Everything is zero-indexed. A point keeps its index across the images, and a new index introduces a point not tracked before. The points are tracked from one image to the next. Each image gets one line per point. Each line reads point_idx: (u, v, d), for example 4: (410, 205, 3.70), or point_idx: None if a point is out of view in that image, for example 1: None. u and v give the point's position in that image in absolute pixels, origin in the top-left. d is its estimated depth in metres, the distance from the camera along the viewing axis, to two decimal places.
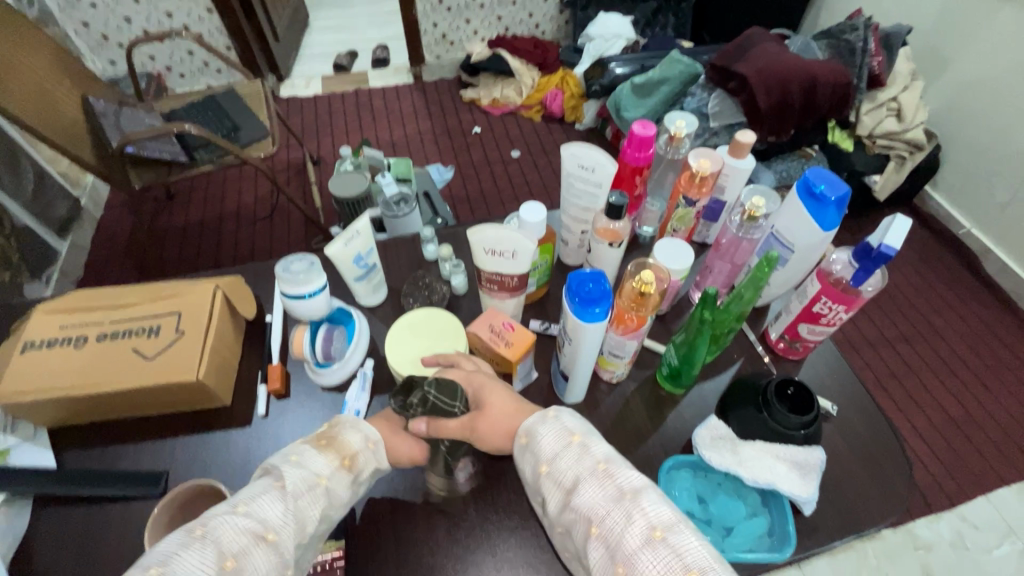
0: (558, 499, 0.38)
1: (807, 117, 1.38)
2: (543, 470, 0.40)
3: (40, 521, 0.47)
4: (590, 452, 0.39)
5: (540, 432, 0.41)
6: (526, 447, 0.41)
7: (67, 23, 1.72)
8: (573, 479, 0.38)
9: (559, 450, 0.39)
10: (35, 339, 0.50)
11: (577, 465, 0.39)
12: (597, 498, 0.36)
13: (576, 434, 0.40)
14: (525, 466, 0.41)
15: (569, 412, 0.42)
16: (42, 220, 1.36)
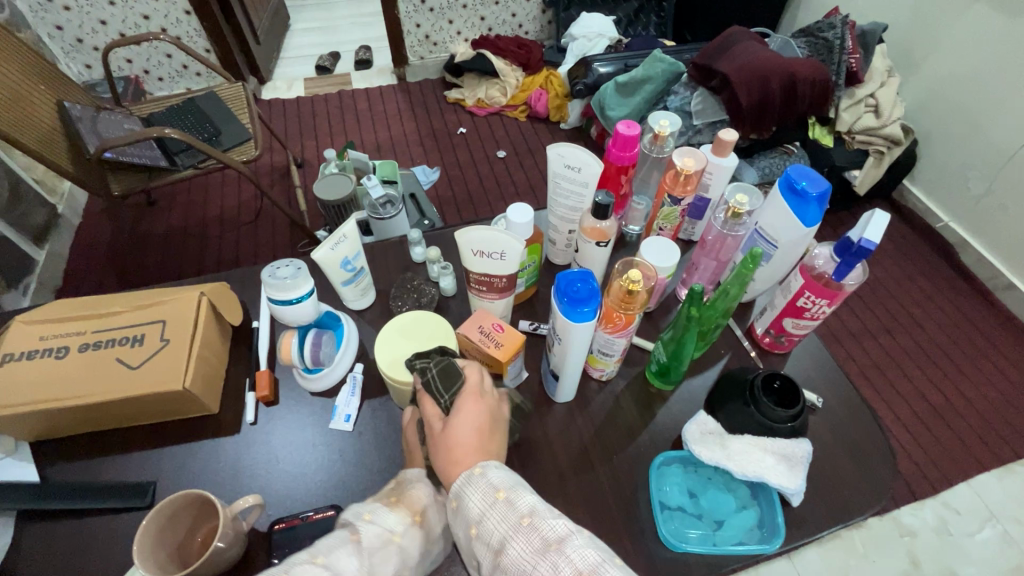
0: (489, 559, 0.37)
1: (788, 114, 1.40)
2: (472, 532, 0.38)
3: (24, 536, 0.46)
4: (515, 505, 0.38)
5: (466, 493, 0.39)
6: (456, 508, 0.40)
7: (40, 27, 1.68)
8: (501, 539, 0.37)
9: (485, 511, 0.38)
10: (14, 351, 0.49)
11: (505, 522, 0.37)
12: (527, 554, 0.35)
13: (500, 489, 0.38)
14: (458, 528, 0.40)
15: (497, 467, 0.40)
16: (18, 228, 1.33)
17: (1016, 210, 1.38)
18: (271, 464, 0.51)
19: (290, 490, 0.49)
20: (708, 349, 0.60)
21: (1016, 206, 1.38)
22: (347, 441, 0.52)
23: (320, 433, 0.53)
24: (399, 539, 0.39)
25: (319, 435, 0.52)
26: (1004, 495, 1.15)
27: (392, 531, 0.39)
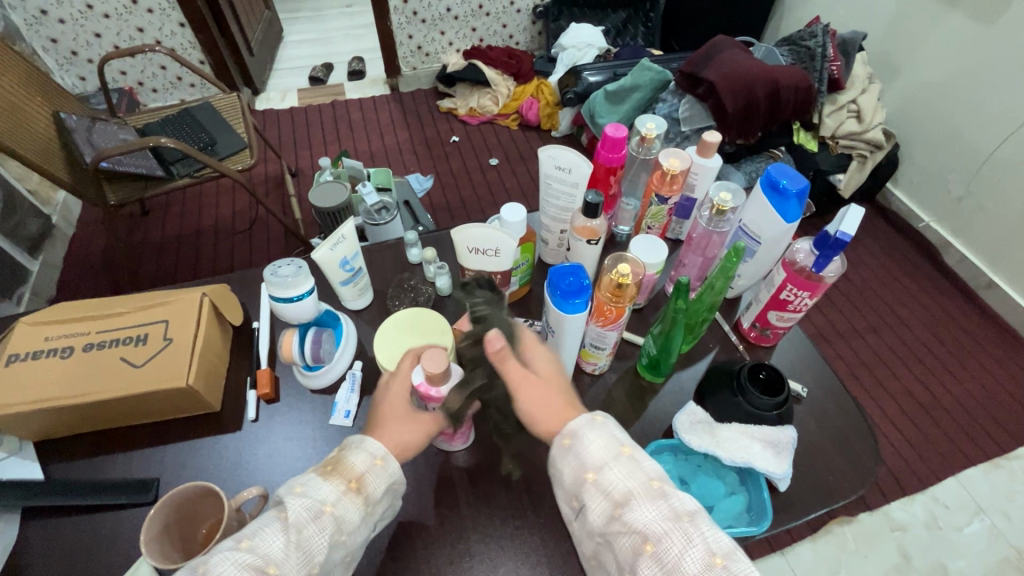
0: (603, 511, 0.38)
1: (772, 120, 1.44)
2: (589, 477, 0.39)
3: (29, 533, 0.47)
4: (641, 465, 0.39)
5: (587, 438, 0.41)
6: (569, 450, 0.41)
7: (35, 40, 1.69)
8: (624, 492, 0.38)
9: (610, 459, 0.39)
10: (19, 352, 0.50)
11: (631, 478, 0.38)
12: (653, 516, 0.36)
13: (626, 447, 0.40)
14: (565, 470, 0.41)
15: (614, 421, 0.42)
16: (12, 238, 1.33)
17: (995, 210, 1.42)
18: (273, 460, 0.52)
19: None
20: (697, 343, 0.62)
21: (995, 206, 1.42)
22: (347, 436, 0.53)
23: (320, 428, 0.54)
24: (334, 501, 0.40)
25: (320, 431, 0.54)
26: (991, 489, 1.17)
27: (324, 501, 0.40)
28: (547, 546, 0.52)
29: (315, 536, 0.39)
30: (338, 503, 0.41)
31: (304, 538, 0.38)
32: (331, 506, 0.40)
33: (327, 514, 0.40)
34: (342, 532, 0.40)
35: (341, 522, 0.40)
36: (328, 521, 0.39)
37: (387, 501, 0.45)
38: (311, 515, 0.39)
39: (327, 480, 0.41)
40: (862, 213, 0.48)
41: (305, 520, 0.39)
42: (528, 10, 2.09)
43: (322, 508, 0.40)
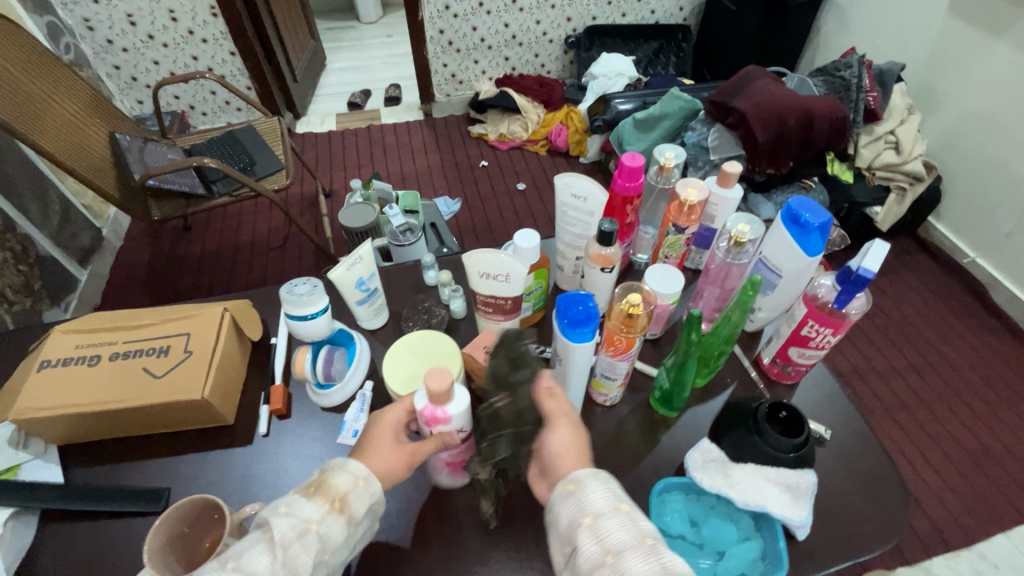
0: (592, 555, 0.36)
1: (805, 149, 1.40)
2: (585, 522, 0.38)
3: (45, 535, 0.49)
4: (638, 519, 0.38)
5: (589, 486, 0.40)
6: (568, 496, 0.40)
7: (100, 66, 1.83)
8: (618, 542, 0.36)
9: (609, 509, 0.38)
10: (51, 358, 0.53)
11: (625, 532, 0.37)
12: (645, 572, 0.34)
13: (625, 503, 0.39)
14: (562, 514, 0.40)
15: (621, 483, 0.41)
16: (65, 249, 1.43)
17: None
18: (280, 477, 0.52)
19: None
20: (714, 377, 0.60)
21: None
22: None
23: (328, 447, 0.54)
24: (318, 520, 0.40)
25: (328, 449, 0.54)
26: None
27: (309, 520, 0.40)
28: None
29: (301, 558, 0.39)
30: (324, 523, 0.40)
31: (292, 561, 0.38)
32: (316, 525, 0.40)
33: (312, 534, 0.40)
34: (326, 553, 0.40)
35: (325, 543, 0.40)
36: (315, 543, 0.40)
37: (370, 521, 0.45)
38: (295, 537, 0.39)
39: (313, 500, 0.41)
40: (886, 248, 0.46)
41: (291, 543, 0.38)
42: (560, 40, 2.14)
43: (307, 527, 0.40)
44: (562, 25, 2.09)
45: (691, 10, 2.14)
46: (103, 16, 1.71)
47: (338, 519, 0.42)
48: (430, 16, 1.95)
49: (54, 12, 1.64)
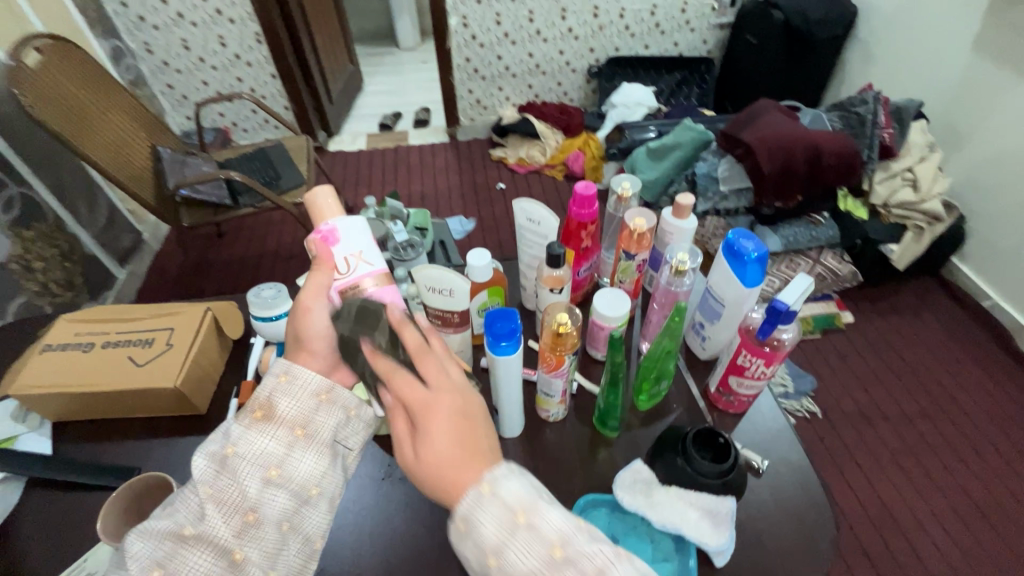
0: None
1: (813, 184, 1.40)
2: (490, 561, 0.35)
3: (27, 500, 0.54)
4: (540, 532, 0.35)
5: (476, 516, 0.35)
6: (466, 534, 0.36)
7: (156, 85, 2.00)
8: (527, 569, 0.34)
9: (505, 539, 0.35)
10: (53, 343, 0.60)
11: (531, 552, 0.34)
12: None
13: (519, 511, 0.35)
14: (468, 554, 0.36)
15: (508, 479, 0.37)
16: (107, 249, 1.56)
17: None
18: None
19: None
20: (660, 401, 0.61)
21: None
22: None
23: None
24: (235, 442, 0.45)
25: None
26: None
27: (228, 446, 0.44)
28: None
29: (229, 483, 0.43)
30: (242, 440, 0.45)
31: (217, 489, 0.42)
32: (233, 448, 0.44)
33: (230, 457, 0.44)
34: (272, 468, 0.45)
35: (261, 458, 0.45)
36: (243, 461, 0.44)
37: (325, 414, 0.49)
38: (215, 466, 0.44)
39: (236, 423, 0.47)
40: (812, 285, 0.48)
41: (213, 475, 0.43)
42: (583, 69, 2.20)
43: (225, 453, 0.44)
44: (585, 55, 2.15)
45: (716, 43, 2.17)
46: (162, 41, 1.89)
47: (273, 430, 0.47)
48: (458, 45, 2.05)
49: (119, 36, 1.82)
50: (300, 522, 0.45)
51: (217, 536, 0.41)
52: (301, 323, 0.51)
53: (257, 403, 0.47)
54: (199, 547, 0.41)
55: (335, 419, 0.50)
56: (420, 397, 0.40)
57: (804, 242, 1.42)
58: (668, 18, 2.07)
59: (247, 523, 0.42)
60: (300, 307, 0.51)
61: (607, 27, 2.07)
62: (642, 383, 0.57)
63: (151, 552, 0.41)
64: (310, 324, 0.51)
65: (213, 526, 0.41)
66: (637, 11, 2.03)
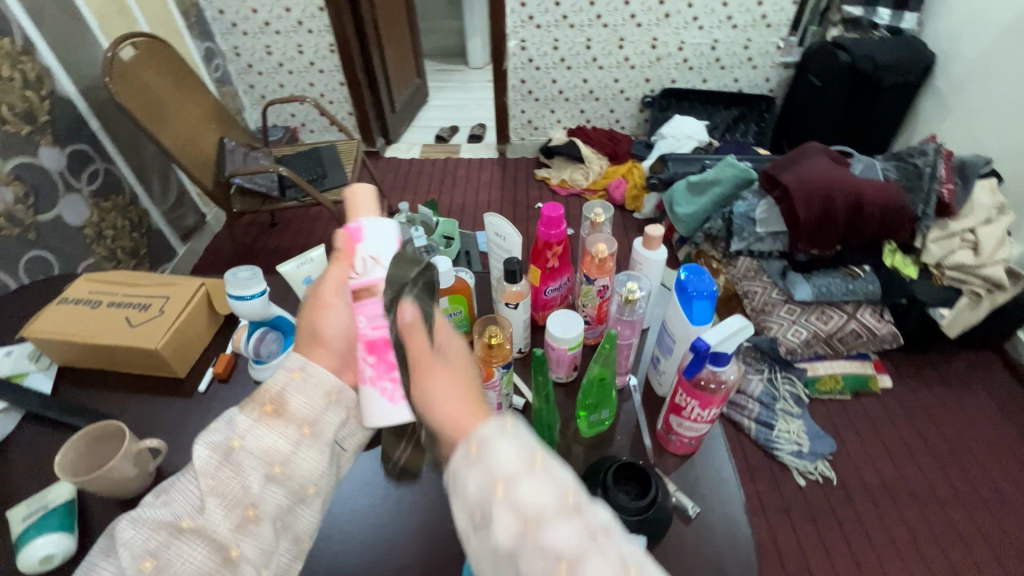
0: (512, 530, 0.30)
1: (854, 233, 1.31)
2: (498, 490, 0.31)
3: (21, 430, 0.62)
4: (557, 477, 0.32)
5: (497, 443, 0.33)
6: (474, 458, 0.32)
7: (240, 85, 2.21)
8: (537, 508, 0.30)
9: (523, 472, 0.31)
10: (71, 297, 0.69)
11: (544, 493, 0.31)
12: (570, 538, 0.29)
13: (539, 454, 0.33)
14: (468, 483, 0.32)
15: (527, 425, 0.35)
16: (172, 225, 1.72)
17: None
18: (199, 430, 0.63)
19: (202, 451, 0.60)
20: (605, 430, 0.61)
21: None
22: None
23: None
24: (241, 436, 0.41)
25: None
26: None
27: (233, 437, 0.41)
28: None
29: (232, 478, 0.39)
30: (250, 434, 0.41)
31: (217, 482, 0.39)
32: (240, 440, 0.41)
33: (236, 451, 0.40)
34: (276, 464, 0.41)
35: (266, 455, 0.41)
36: (250, 456, 0.40)
37: (335, 414, 0.45)
38: (219, 458, 0.40)
39: (243, 412, 0.42)
40: (748, 330, 0.50)
41: (215, 467, 0.39)
42: (637, 98, 2.20)
43: (230, 445, 0.40)
44: (640, 85, 2.15)
45: (779, 81, 2.10)
46: (249, 45, 2.08)
47: (282, 425, 0.42)
48: (514, 67, 2.11)
49: (214, 39, 2.03)
50: (293, 521, 0.41)
51: (214, 532, 0.37)
52: (319, 319, 0.47)
53: (268, 397, 0.43)
54: (193, 542, 0.37)
55: (342, 420, 0.46)
56: (429, 356, 0.40)
57: (838, 294, 1.32)
58: (728, 53, 2.03)
59: (246, 518, 0.38)
60: (316, 302, 0.47)
61: (664, 59, 2.06)
62: (580, 407, 0.58)
63: (143, 540, 0.37)
64: (328, 324, 0.47)
65: (210, 521, 0.37)
66: (696, 45, 2.01)
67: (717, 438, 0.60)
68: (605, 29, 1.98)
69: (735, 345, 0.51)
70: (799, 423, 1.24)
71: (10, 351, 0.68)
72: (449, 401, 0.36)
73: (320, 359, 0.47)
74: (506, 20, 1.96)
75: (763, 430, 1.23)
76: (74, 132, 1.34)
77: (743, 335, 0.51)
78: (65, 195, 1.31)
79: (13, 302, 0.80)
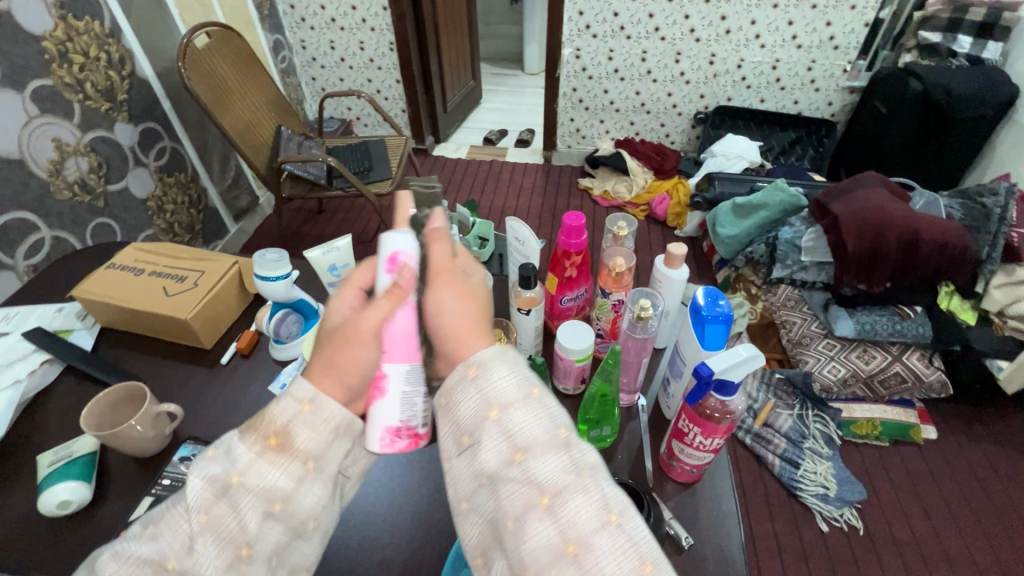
0: (501, 454, 0.33)
1: (908, 272, 1.22)
2: (490, 414, 0.34)
3: (62, 382, 0.67)
4: (550, 413, 0.35)
5: (493, 370, 0.36)
6: (473, 381, 0.36)
7: (303, 77, 2.31)
8: (525, 437, 0.33)
9: (517, 400, 0.35)
10: (118, 264, 0.75)
11: (534, 423, 0.34)
12: (554, 468, 0.32)
13: (533, 388, 0.36)
14: (465, 403, 0.36)
15: (526, 361, 0.38)
16: (227, 205, 1.82)
17: None
18: (217, 401, 0.66)
19: (216, 422, 0.63)
20: (607, 447, 0.60)
21: None
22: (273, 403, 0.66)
23: (261, 392, 0.67)
24: (241, 472, 0.37)
25: (259, 393, 0.67)
26: None
27: (231, 471, 0.37)
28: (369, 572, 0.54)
29: (226, 515, 0.36)
30: (251, 470, 0.37)
31: (210, 519, 0.36)
32: (239, 476, 0.36)
33: (233, 488, 0.36)
34: (276, 502, 0.37)
35: (267, 493, 0.37)
36: (247, 495, 0.36)
37: (344, 444, 0.40)
38: (213, 494, 0.36)
39: (243, 441, 0.38)
40: (758, 361, 0.48)
41: (207, 503, 0.36)
42: (690, 114, 2.15)
43: (228, 482, 0.36)
44: (694, 100, 2.10)
45: (842, 106, 2.00)
46: (315, 39, 2.18)
47: (284, 462, 0.37)
48: (567, 74, 2.11)
49: (283, 32, 2.13)
50: (294, 558, 0.38)
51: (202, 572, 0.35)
52: (344, 354, 0.41)
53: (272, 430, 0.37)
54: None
55: (349, 451, 0.41)
56: (447, 284, 0.44)
57: (883, 334, 1.23)
58: (790, 74, 1.96)
59: (237, 559, 0.36)
60: (348, 336, 0.42)
61: (721, 75, 2.01)
62: (580, 421, 0.58)
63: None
64: (349, 360, 0.42)
65: (198, 562, 0.35)
66: (756, 63, 1.95)
67: (723, 470, 0.58)
68: (662, 42, 1.95)
69: (744, 376, 0.49)
70: (828, 464, 1.17)
71: (62, 309, 0.75)
72: (459, 324, 0.42)
73: (337, 392, 0.41)
74: (563, 28, 1.96)
75: (788, 468, 1.17)
76: (147, 111, 1.43)
77: (754, 365, 0.49)
78: (134, 168, 1.40)
79: (72, 263, 0.87)
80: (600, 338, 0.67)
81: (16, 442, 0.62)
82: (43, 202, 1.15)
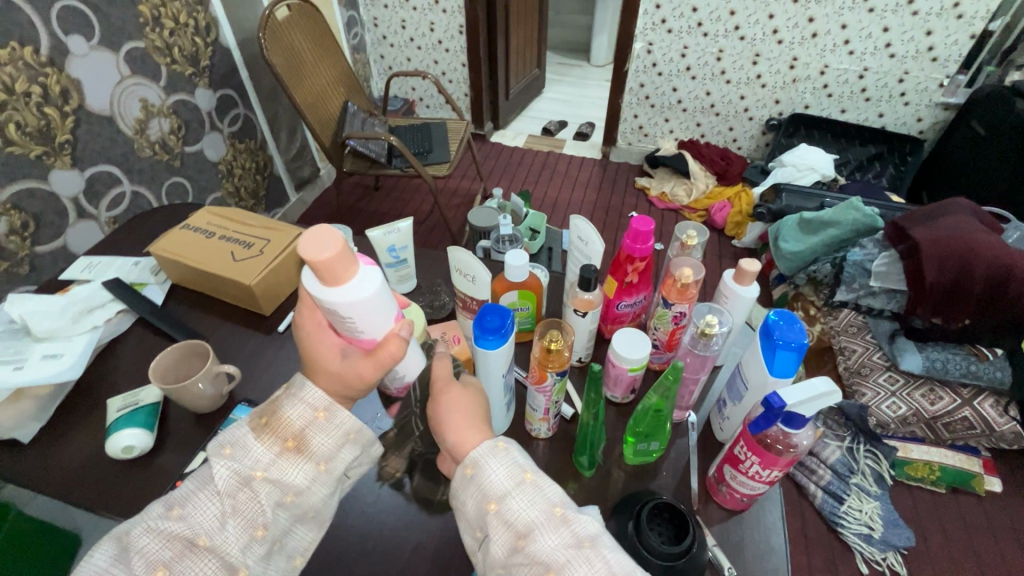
0: (506, 543, 0.36)
1: (993, 313, 1.10)
2: (491, 507, 0.37)
3: (134, 332, 0.72)
4: (544, 493, 0.38)
5: (489, 464, 0.39)
6: (471, 479, 0.39)
7: (372, 54, 2.34)
8: (526, 523, 0.36)
9: (512, 489, 0.38)
10: (191, 224, 0.78)
11: (534, 507, 0.37)
12: (557, 545, 0.35)
13: (529, 472, 0.39)
14: (469, 502, 0.39)
15: (518, 449, 0.41)
16: (290, 174, 1.88)
17: None
18: (270, 367, 0.68)
19: (269, 389, 0.66)
20: (651, 461, 0.58)
21: None
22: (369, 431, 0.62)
23: None
24: (265, 468, 0.40)
25: None
26: None
27: (255, 467, 0.40)
28: (402, 554, 0.55)
29: (248, 502, 0.39)
30: (273, 467, 0.40)
31: (236, 502, 0.39)
32: (263, 472, 0.40)
33: (257, 481, 0.39)
34: (289, 494, 0.41)
35: (283, 486, 0.40)
36: (268, 488, 0.40)
37: (352, 452, 0.44)
38: (237, 482, 0.39)
39: (262, 442, 0.41)
40: (830, 393, 0.45)
41: (234, 488, 0.39)
42: (761, 119, 2.05)
43: (252, 475, 0.40)
44: (768, 105, 2.00)
45: (933, 123, 1.86)
46: (387, 18, 2.20)
47: (301, 462, 0.41)
48: (635, 69, 2.05)
49: (358, 9, 2.16)
50: (291, 546, 0.42)
51: (227, 551, 0.38)
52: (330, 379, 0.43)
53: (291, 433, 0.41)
54: (206, 558, 0.37)
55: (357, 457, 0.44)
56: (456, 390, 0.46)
57: (954, 374, 1.14)
58: (878, 84, 1.83)
59: (254, 539, 0.39)
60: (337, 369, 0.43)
61: (801, 81, 1.90)
62: (629, 432, 0.56)
63: (157, 549, 0.37)
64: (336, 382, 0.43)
65: (227, 539, 0.38)
66: (841, 71, 1.83)
67: (773, 503, 0.55)
68: (741, 42, 1.85)
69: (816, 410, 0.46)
70: (875, 505, 1.08)
71: (139, 262, 0.80)
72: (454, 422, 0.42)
73: (343, 401, 0.45)
74: (637, 21, 1.90)
75: (830, 502, 1.09)
76: (226, 78, 1.49)
77: (829, 400, 0.46)
78: (209, 132, 1.46)
79: (151, 218, 0.92)
80: (655, 349, 0.65)
81: (91, 384, 0.66)
82: (127, 158, 1.22)
